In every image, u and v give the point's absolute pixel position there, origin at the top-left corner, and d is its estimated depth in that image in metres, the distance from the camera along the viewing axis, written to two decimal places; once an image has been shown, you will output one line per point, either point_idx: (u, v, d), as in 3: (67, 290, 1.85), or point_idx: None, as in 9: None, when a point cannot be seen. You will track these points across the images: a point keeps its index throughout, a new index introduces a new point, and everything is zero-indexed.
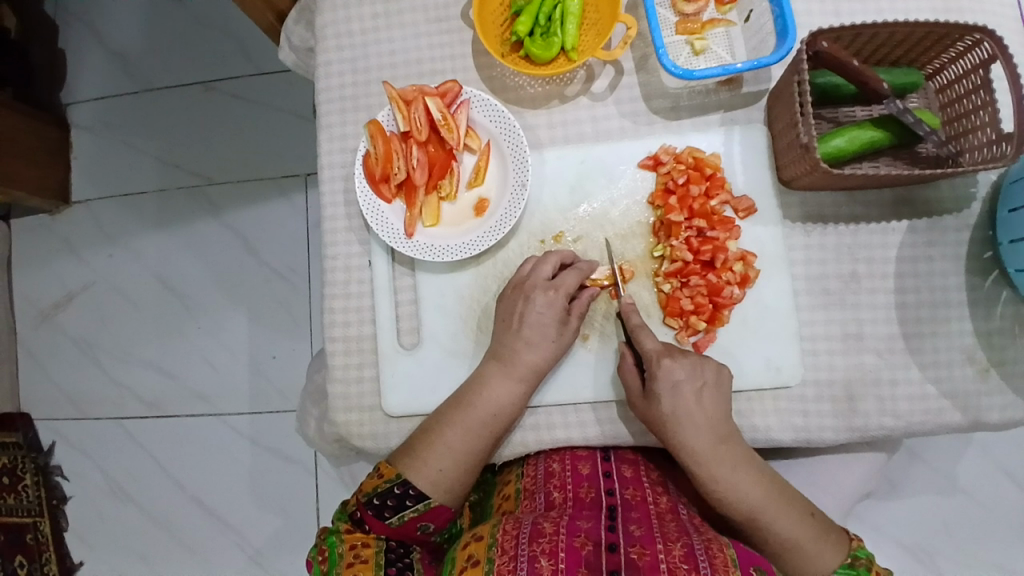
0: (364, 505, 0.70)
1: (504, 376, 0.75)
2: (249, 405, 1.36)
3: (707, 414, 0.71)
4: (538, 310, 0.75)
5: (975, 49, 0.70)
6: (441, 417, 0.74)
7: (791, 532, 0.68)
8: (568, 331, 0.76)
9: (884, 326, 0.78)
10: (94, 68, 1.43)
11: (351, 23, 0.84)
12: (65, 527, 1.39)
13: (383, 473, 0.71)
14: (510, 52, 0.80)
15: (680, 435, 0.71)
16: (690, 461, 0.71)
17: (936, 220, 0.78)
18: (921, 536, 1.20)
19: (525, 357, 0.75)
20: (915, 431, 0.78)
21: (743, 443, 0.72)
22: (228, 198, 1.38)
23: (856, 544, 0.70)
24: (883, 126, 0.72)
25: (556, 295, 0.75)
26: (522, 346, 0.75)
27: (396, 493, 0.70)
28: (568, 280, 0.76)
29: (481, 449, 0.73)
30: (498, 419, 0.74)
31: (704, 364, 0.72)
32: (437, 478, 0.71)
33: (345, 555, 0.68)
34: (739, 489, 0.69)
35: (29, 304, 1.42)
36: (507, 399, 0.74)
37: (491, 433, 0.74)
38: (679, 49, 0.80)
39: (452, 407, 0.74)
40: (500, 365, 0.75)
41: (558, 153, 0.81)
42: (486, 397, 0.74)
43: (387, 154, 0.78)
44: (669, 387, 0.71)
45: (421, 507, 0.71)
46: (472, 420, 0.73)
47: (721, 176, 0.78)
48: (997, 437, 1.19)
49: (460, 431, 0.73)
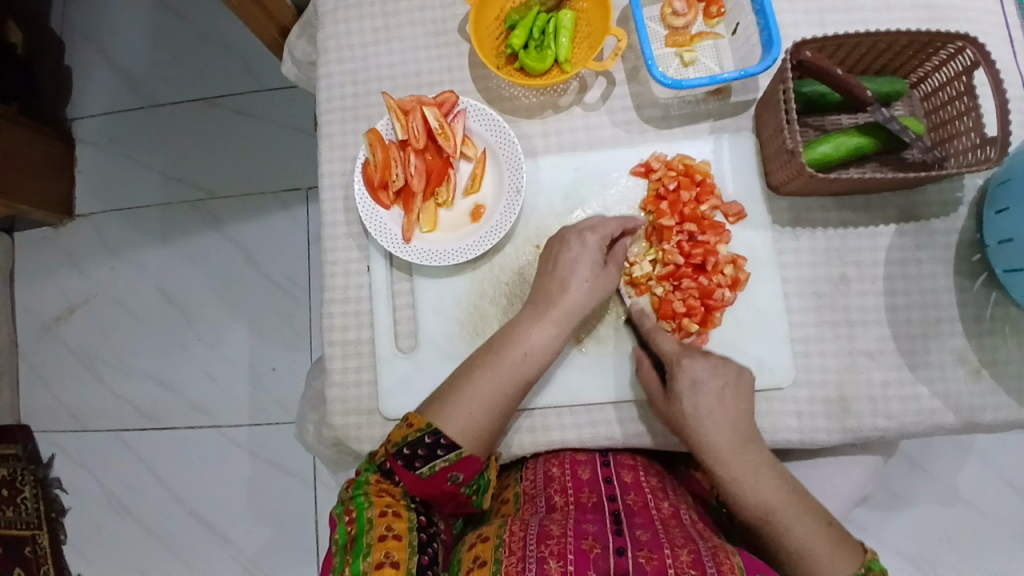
0: (394, 457, 0.69)
1: (536, 320, 0.75)
2: (248, 416, 1.36)
3: (728, 412, 0.72)
4: (573, 252, 0.76)
5: (958, 56, 0.73)
6: (473, 363, 0.74)
7: (812, 542, 0.67)
8: (606, 275, 0.77)
9: (875, 328, 0.79)
10: (100, 84, 1.46)
11: (351, 36, 0.87)
12: (64, 540, 1.38)
13: (413, 422, 0.70)
14: (506, 64, 0.83)
15: (701, 434, 0.72)
16: (715, 460, 0.71)
17: (924, 223, 0.80)
18: (922, 545, 1.20)
19: (559, 301, 0.75)
20: (910, 433, 0.78)
21: (766, 447, 0.73)
22: (229, 210, 1.40)
23: (875, 557, 0.69)
24: (869, 132, 0.74)
25: (592, 237, 0.77)
26: (556, 288, 0.76)
27: (427, 442, 0.69)
28: (607, 226, 0.78)
29: (514, 394, 0.73)
30: (529, 361, 0.74)
31: (724, 366, 0.74)
32: (466, 422, 0.70)
33: (374, 524, 0.64)
34: (764, 489, 0.69)
35: (31, 316, 1.44)
36: (542, 343, 0.74)
37: (523, 378, 0.73)
38: (669, 61, 0.82)
39: (486, 352, 0.75)
40: (533, 311, 0.76)
41: (553, 160, 0.83)
42: (521, 340, 0.74)
43: (385, 161, 0.80)
44: (690, 385, 0.72)
45: (452, 457, 0.69)
46: (503, 364, 0.73)
47: (711, 181, 0.80)
48: (995, 443, 1.20)
49: (490, 375, 0.73)
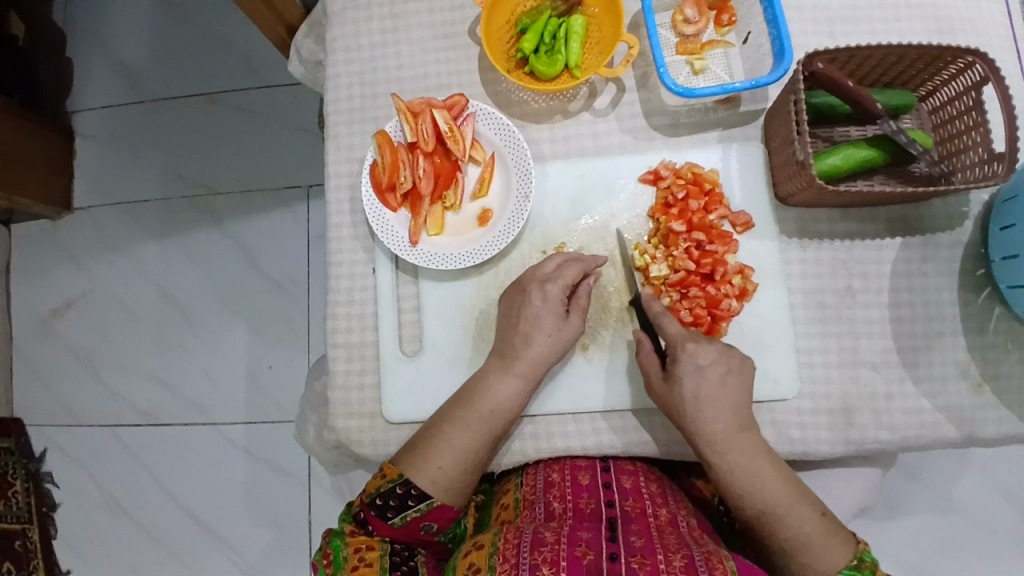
0: (367, 507, 0.71)
1: (502, 370, 0.75)
2: (245, 415, 1.35)
3: (728, 399, 0.71)
4: (535, 307, 0.75)
5: (968, 71, 0.73)
6: (444, 416, 0.75)
7: (800, 528, 0.69)
8: (571, 327, 0.76)
9: (879, 341, 0.79)
10: (101, 77, 1.45)
11: (360, 37, 0.86)
12: (56, 535, 1.37)
13: (386, 474, 0.72)
14: (516, 68, 0.82)
15: (699, 420, 0.71)
16: (709, 445, 0.71)
17: (929, 237, 0.80)
18: (918, 556, 1.20)
19: (524, 354, 0.75)
20: (911, 445, 0.78)
21: (761, 436, 0.73)
22: (230, 207, 1.40)
23: (864, 547, 0.69)
24: (878, 145, 0.74)
25: (554, 289, 0.76)
26: (520, 341, 0.75)
27: (399, 494, 0.71)
28: (569, 271, 0.76)
29: (484, 446, 0.74)
30: (496, 414, 0.74)
31: (729, 354, 0.73)
32: (438, 475, 0.71)
33: (349, 559, 0.69)
34: (754, 476, 0.70)
35: (27, 310, 1.42)
36: (508, 397, 0.75)
37: (491, 430, 0.74)
38: (679, 69, 0.82)
39: (453, 406, 0.75)
40: (499, 361, 0.76)
41: (561, 166, 0.83)
42: (488, 394, 0.74)
43: (393, 163, 0.79)
44: (692, 370, 0.71)
45: (423, 507, 0.71)
46: (471, 417, 0.74)
47: (720, 191, 0.80)
48: (993, 455, 1.20)
49: (461, 429, 0.73)
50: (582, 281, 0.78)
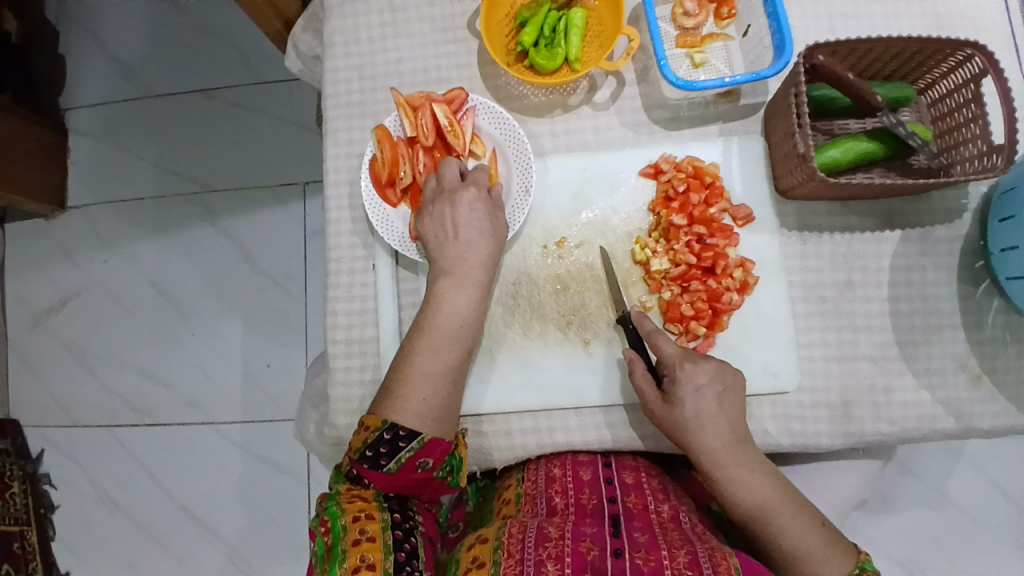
0: (359, 462, 0.69)
1: (456, 285, 0.74)
2: (243, 413, 1.35)
3: (726, 417, 0.72)
4: (466, 210, 0.75)
5: (967, 63, 0.73)
6: (407, 347, 0.72)
7: (805, 540, 0.68)
8: (503, 224, 0.77)
9: (879, 334, 0.79)
10: (95, 74, 1.43)
11: (359, 31, 0.85)
12: (53, 536, 1.36)
13: (368, 424, 0.69)
14: (516, 62, 0.82)
15: (700, 438, 0.71)
16: (711, 463, 0.71)
17: (929, 230, 0.81)
18: (913, 549, 1.21)
19: (470, 261, 0.75)
20: (910, 438, 0.79)
21: (758, 450, 0.73)
22: (226, 204, 1.39)
23: (865, 557, 0.69)
24: (877, 138, 0.74)
25: (477, 190, 0.76)
26: (464, 250, 0.75)
27: (387, 439, 0.68)
28: (477, 175, 0.78)
29: (456, 359, 0.73)
30: (461, 327, 0.73)
31: (725, 370, 0.74)
32: (422, 409, 0.69)
33: (348, 530, 0.66)
34: (758, 490, 0.70)
35: (21, 309, 1.41)
36: (464, 306, 0.74)
37: (460, 345, 0.73)
38: (679, 62, 0.82)
39: (413, 337, 0.73)
40: (449, 277, 0.74)
41: (561, 160, 0.83)
42: (444, 311, 0.73)
43: (393, 158, 0.79)
44: (692, 390, 0.72)
45: (416, 445, 0.69)
46: (437, 339, 0.72)
47: (721, 185, 0.80)
48: (987, 449, 1.21)
49: (430, 353, 0.72)
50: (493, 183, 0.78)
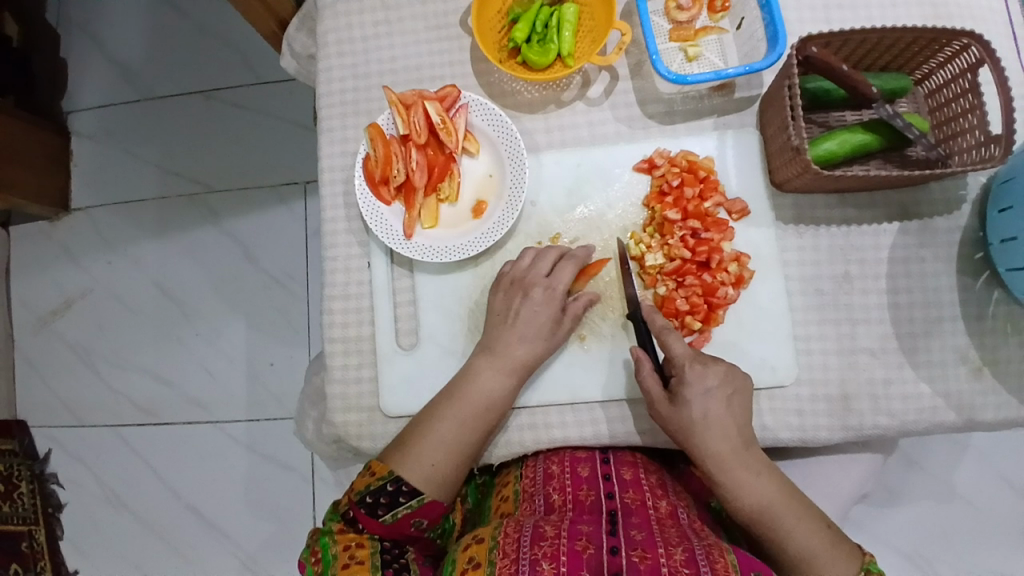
0: (356, 504, 0.70)
1: (495, 368, 0.75)
2: (247, 412, 1.36)
3: (735, 421, 0.72)
4: (534, 306, 0.76)
5: (963, 53, 0.72)
6: (434, 409, 0.74)
7: (809, 544, 0.69)
8: (560, 332, 0.78)
9: (878, 326, 0.79)
10: (96, 77, 1.44)
11: (352, 29, 0.85)
12: (61, 535, 1.38)
13: (375, 471, 0.71)
14: (508, 58, 0.82)
15: (707, 441, 0.71)
16: (718, 466, 0.71)
17: (927, 222, 0.80)
18: (919, 542, 1.20)
19: (517, 351, 0.76)
20: (911, 432, 0.78)
21: (763, 453, 0.73)
22: (227, 205, 1.39)
23: (869, 560, 0.69)
24: (873, 129, 0.73)
25: (552, 292, 0.77)
26: (512, 339, 0.76)
27: (389, 490, 0.70)
28: (561, 275, 0.78)
29: (475, 439, 0.74)
30: (489, 409, 0.75)
31: (732, 374, 0.73)
32: (430, 473, 0.71)
33: (339, 557, 0.67)
34: (763, 494, 0.70)
35: (27, 311, 1.42)
36: (498, 391, 0.75)
37: (484, 425, 0.74)
38: (673, 55, 0.81)
39: (444, 403, 0.74)
40: (490, 357, 0.76)
41: (555, 155, 0.83)
42: (477, 387, 0.75)
43: (387, 156, 0.79)
44: (700, 392, 0.71)
45: (415, 503, 0.70)
46: (463, 414, 0.74)
47: (715, 178, 0.79)
48: (993, 441, 1.20)
49: (454, 425, 0.73)
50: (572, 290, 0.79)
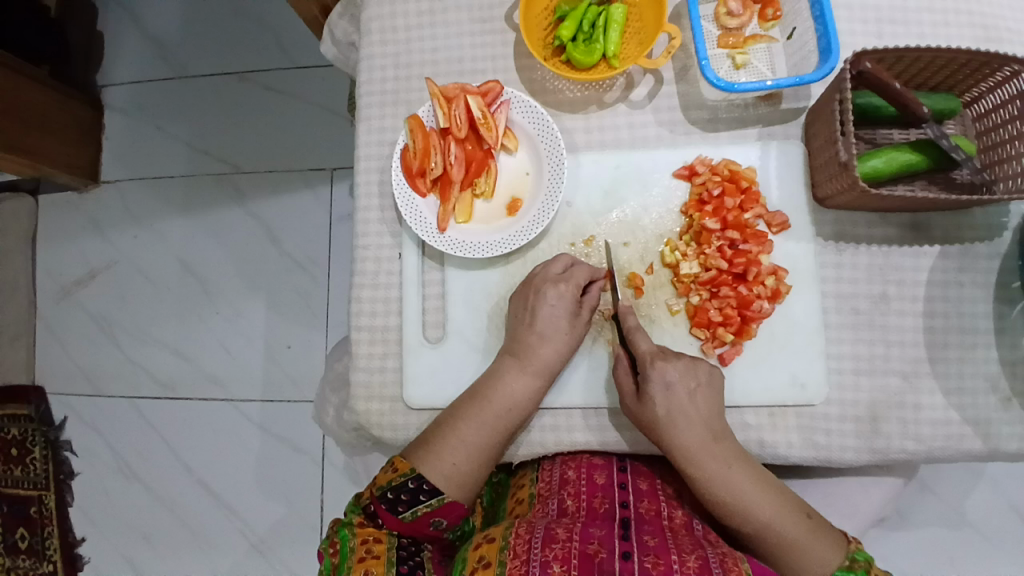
0: (377, 500, 0.70)
1: (518, 369, 0.75)
2: (261, 393, 1.36)
3: (699, 414, 0.72)
4: (551, 304, 0.75)
5: (1013, 80, 0.70)
6: (456, 410, 0.74)
7: (786, 530, 0.68)
8: (579, 324, 0.77)
9: (912, 349, 0.77)
10: (131, 51, 1.45)
11: (396, 18, 0.85)
12: (70, 502, 1.39)
13: (397, 467, 0.71)
14: (552, 56, 0.81)
15: (673, 435, 0.71)
16: (686, 459, 0.71)
17: (968, 246, 0.78)
18: (925, 568, 1.19)
19: (540, 352, 0.75)
20: (936, 457, 0.77)
21: (736, 443, 0.72)
22: (253, 186, 1.40)
23: (854, 547, 0.68)
24: (921, 150, 0.72)
25: (567, 288, 0.76)
26: (536, 340, 0.75)
27: (410, 488, 0.70)
28: (578, 274, 0.77)
29: (496, 442, 0.74)
30: (512, 411, 0.74)
31: (697, 367, 0.73)
32: (451, 471, 0.71)
33: (356, 550, 0.68)
34: (731, 486, 0.69)
35: (51, 279, 1.44)
36: (521, 393, 0.75)
37: (505, 427, 0.74)
38: (721, 62, 0.80)
39: (467, 403, 0.74)
40: (515, 360, 0.76)
41: (594, 157, 0.82)
42: (500, 390, 0.74)
43: (425, 148, 0.78)
44: (662, 387, 0.71)
45: (435, 502, 0.71)
46: (486, 414, 0.73)
47: (756, 190, 0.78)
48: (1008, 471, 1.18)
49: (475, 425, 0.73)
50: (591, 285, 0.79)
